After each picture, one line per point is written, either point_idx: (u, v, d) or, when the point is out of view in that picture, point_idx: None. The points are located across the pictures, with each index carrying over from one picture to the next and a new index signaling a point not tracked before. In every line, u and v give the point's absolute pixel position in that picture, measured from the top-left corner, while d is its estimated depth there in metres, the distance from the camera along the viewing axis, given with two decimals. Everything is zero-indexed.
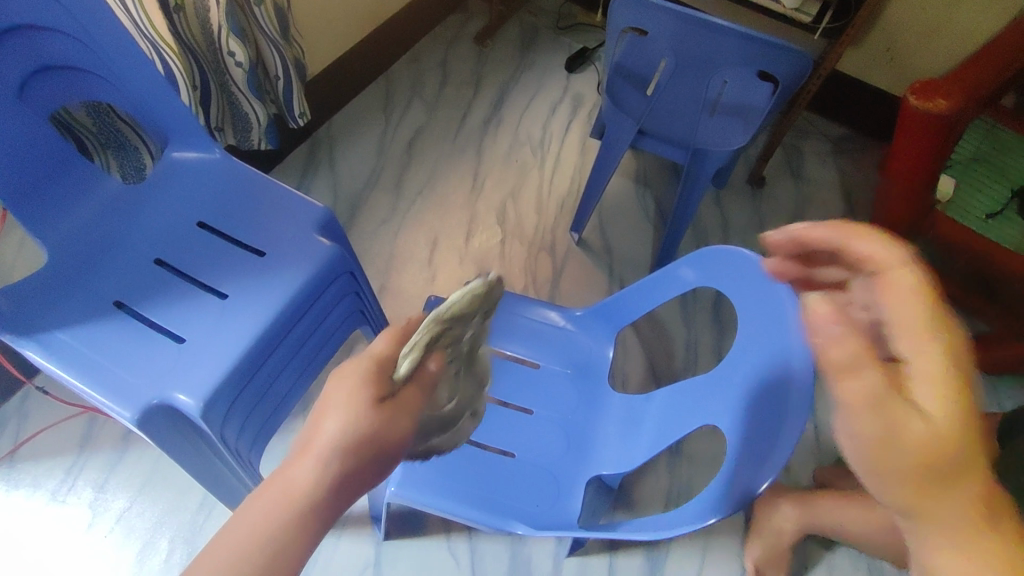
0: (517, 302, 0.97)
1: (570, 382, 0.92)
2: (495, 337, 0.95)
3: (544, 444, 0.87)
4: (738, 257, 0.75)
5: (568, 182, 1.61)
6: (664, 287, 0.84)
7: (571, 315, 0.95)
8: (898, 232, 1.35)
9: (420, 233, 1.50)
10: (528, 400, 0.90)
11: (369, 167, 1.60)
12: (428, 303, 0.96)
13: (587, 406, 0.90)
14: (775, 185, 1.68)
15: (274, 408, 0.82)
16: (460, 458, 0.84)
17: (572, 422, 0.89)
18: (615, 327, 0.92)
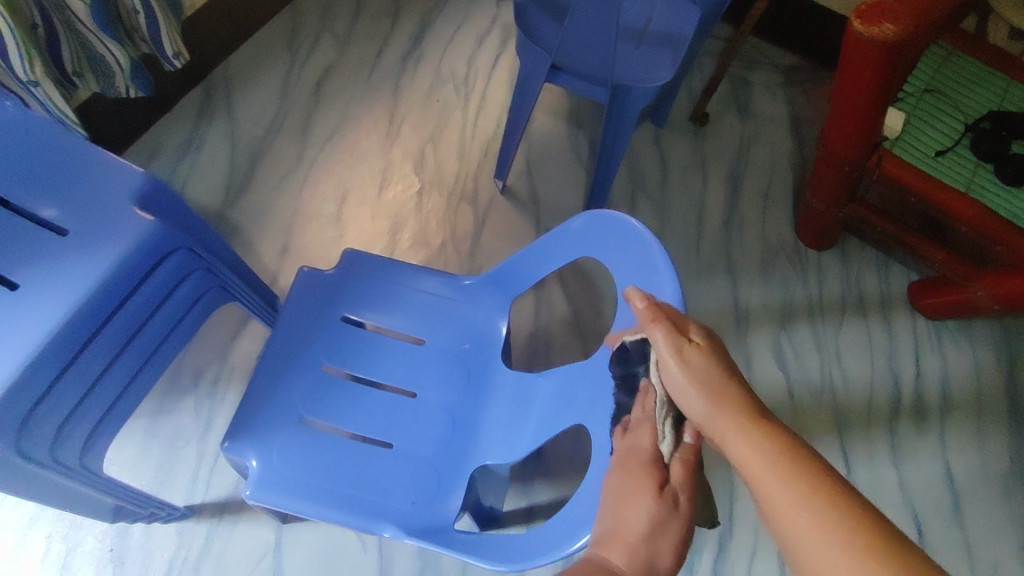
0: (402, 271, 0.87)
1: (459, 358, 0.84)
2: (376, 312, 0.85)
3: (427, 429, 0.80)
4: (627, 224, 0.67)
5: (495, 123, 1.46)
6: (551, 255, 0.76)
7: (461, 285, 0.86)
8: (843, 171, 1.24)
9: (328, 185, 1.37)
10: (410, 382, 0.82)
11: (271, 112, 1.43)
12: (301, 276, 0.86)
13: (475, 386, 0.82)
14: (720, 121, 1.55)
15: (111, 404, 0.73)
16: (328, 452, 0.76)
17: (458, 404, 0.81)
18: (508, 297, 0.84)
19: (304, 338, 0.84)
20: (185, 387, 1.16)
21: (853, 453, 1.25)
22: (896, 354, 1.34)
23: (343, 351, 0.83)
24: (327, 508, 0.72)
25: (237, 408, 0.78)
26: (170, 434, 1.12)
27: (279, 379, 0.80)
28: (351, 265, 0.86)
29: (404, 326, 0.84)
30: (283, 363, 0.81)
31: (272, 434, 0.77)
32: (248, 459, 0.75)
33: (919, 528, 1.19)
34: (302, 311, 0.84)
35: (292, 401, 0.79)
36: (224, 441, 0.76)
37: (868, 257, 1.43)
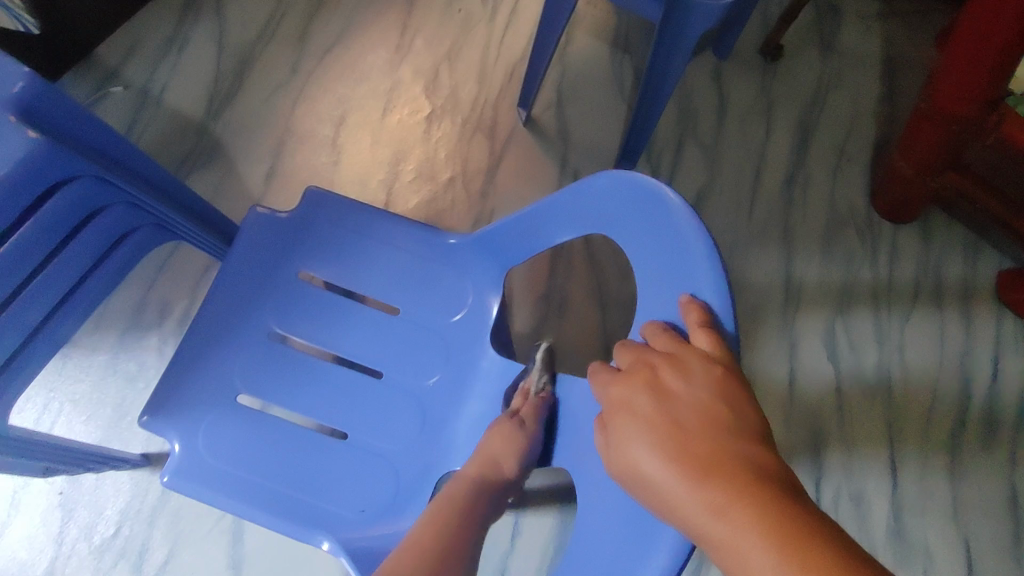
0: (375, 220, 0.71)
1: (437, 336, 0.69)
2: (338, 269, 0.70)
3: (392, 421, 0.66)
4: (658, 195, 0.50)
5: (524, 44, 1.23)
6: (555, 220, 0.60)
7: (446, 245, 0.70)
8: (947, 131, 1.00)
9: (326, 103, 1.18)
10: (374, 360, 0.68)
11: (266, 11, 1.23)
12: (253, 218, 0.72)
13: (453, 371, 0.68)
14: (796, 57, 1.29)
15: (20, 344, 0.63)
16: (268, 441, 0.64)
17: (431, 391, 0.67)
18: (502, 262, 0.68)
19: (254, 295, 0.70)
20: (150, 322, 1.04)
21: (902, 465, 1.07)
22: (971, 357, 1.13)
23: (297, 314, 0.69)
24: (255, 511, 0.60)
25: (164, 375, 0.66)
26: (130, 373, 1.00)
27: (218, 345, 0.68)
28: (313, 210, 0.71)
29: (369, 288, 0.70)
30: (221, 325, 0.68)
31: (203, 411, 0.65)
32: (171, 440, 0.64)
33: (969, 558, 1.02)
34: (253, 260, 0.71)
35: (236, 372, 0.67)
36: (142, 416, 0.64)
37: (953, 237, 1.19)
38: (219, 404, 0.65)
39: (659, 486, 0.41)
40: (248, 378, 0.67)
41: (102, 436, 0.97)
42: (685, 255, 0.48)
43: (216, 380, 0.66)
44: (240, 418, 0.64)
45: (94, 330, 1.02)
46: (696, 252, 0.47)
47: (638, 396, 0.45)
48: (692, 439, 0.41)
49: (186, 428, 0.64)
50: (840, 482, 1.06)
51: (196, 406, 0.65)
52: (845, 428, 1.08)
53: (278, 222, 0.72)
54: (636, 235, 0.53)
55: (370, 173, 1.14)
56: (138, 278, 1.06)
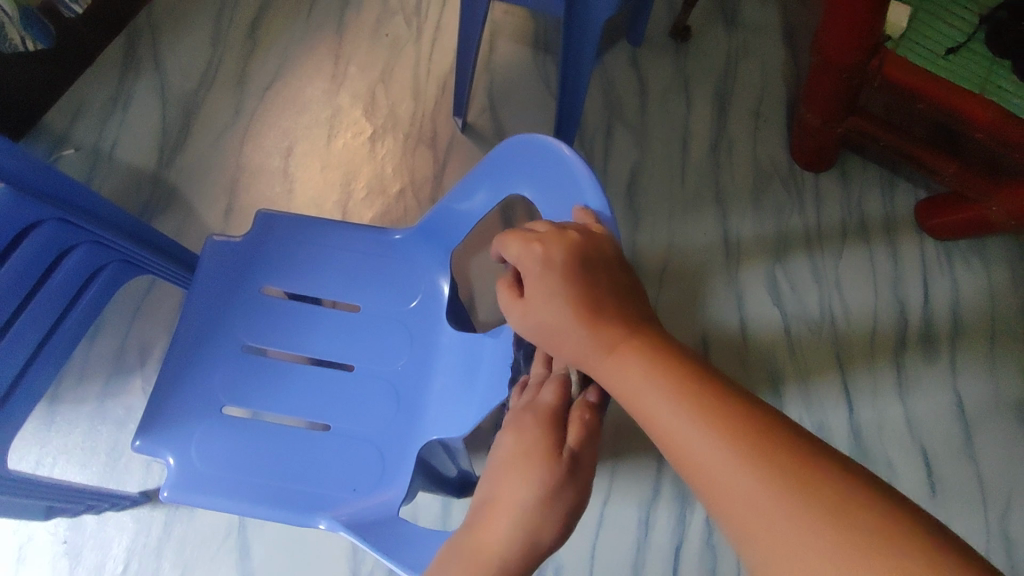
0: (323, 228, 0.77)
1: (399, 323, 0.75)
2: (296, 278, 0.76)
3: (368, 407, 0.72)
4: (557, 156, 0.57)
5: (451, 58, 1.31)
6: (481, 196, 0.67)
7: (392, 240, 0.77)
8: (842, 80, 1.10)
9: (272, 137, 1.24)
10: (342, 355, 0.74)
11: (203, 59, 1.30)
12: (208, 245, 0.77)
13: (418, 353, 0.74)
14: (704, 34, 1.39)
15: (8, 388, 0.67)
16: (257, 443, 0.69)
17: (400, 375, 0.73)
18: (445, 246, 0.75)
19: (223, 315, 0.75)
20: (131, 366, 1.08)
21: (856, 389, 1.15)
22: (902, 282, 1.22)
23: (265, 326, 0.75)
24: (254, 506, 0.65)
25: (150, 399, 0.71)
26: (119, 417, 1.04)
27: (196, 366, 0.73)
28: (264, 228, 0.77)
29: (328, 291, 0.76)
30: (197, 346, 0.74)
31: (192, 426, 0.70)
32: (166, 458, 0.68)
33: (928, 464, 1.11)
34: (216, 282, 0.76)
35: (217, 388, 0.72)
36: (135, 441, 0.69)
37: (870, 176, 1.29)
38: (206, 416, 0.70)
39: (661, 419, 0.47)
40: (230, 391, 0.72)
41: (99, 480, 1.01)
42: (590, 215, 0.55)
43: (199, 398, 0.71)
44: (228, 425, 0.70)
45: (77, 382, 1.06)
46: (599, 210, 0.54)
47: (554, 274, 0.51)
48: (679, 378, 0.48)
49: (178, 446, 0.69)
50: (802, 414, 1.13)
51: (185, 424, 0.70)
52: (799, 364, 1.16)
53: (235, 244, 0.77)
54: (550, 201, 0.60)
55: (323, 196, 1.20)
56: (115, 326, 1.10)
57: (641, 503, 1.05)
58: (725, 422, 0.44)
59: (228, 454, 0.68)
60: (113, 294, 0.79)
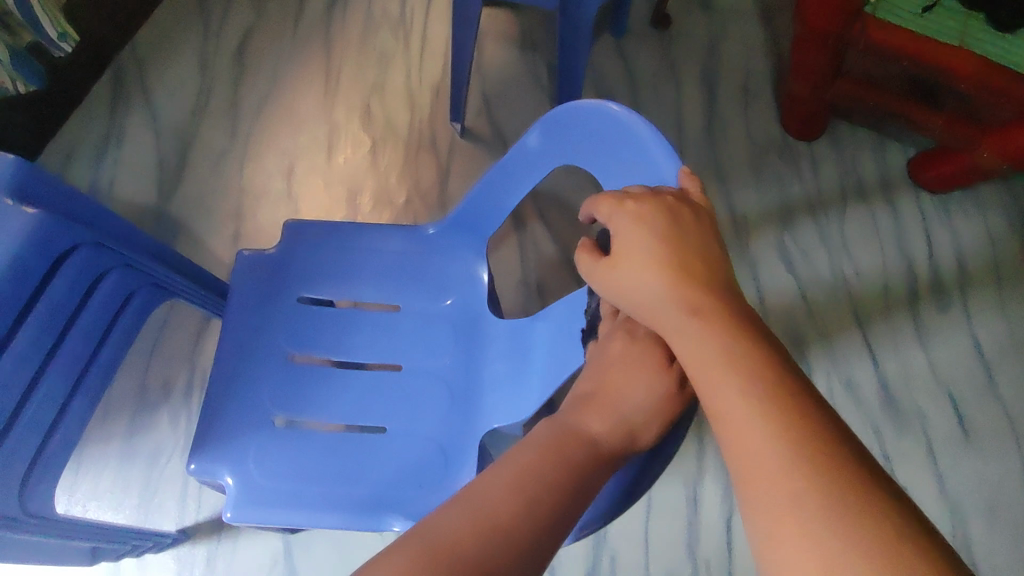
0: (354, 230, 0.77)
1: (442, 316, 0.75)
2: (333, 282, 0.75)
3: (424, 403, 0.71)
4: (601, 120, 0.57)
5: (441, 65, 1.33)
6: (520, 174, 0.67)
7: (426, 235, 0.77)
8: (827, 46, 1.13)
9: (271, 159, 1.24)
10: (389, 354, 0.73)
11: (193, 89, 1.29)
12: (240, 259, 0.76)
13: (466, 344, 0.74)
14: (684, 20, 1.43)
15: (52, 422, 0.65)
16: (315, 452, 0.67)
17: (450, 368, 0.72)
18: (480, 233, 0.75)
19: (262, 329, 0.74)
20: (155, 403, 1.05)
21: (878, 345, 1.17)
22: (906, 237, 1.25)
23: (307, 335, 0.73)
24: (323, 515, 0.64)
25: (199, 419, 0.69)
26: (147, 456, 1.01)
27: (242, 382, 0.71)
28: (294, 237, 0.77)
29: (368, 293, 0.75)
30: (241, 363, 0.72)
31: (246, 442, 0.68)
32: (224, 477, 0.67)
33: (957, 410, 1.13)
34: (251, 297, 0.75)
35: (267, 402, 0.70)
36: (191, 464, 0.67)
37: (861, 138, 1.33)
38: (260, 431, 0.69)
39: (742, 442, 0.41)
40: (280, 405, 0.70)
41: (134, 521, 0.98)
42: (654, 176, 0.54)
43: (250, 414, 0.70)
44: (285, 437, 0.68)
45: (101, 423, 1.03)
46: (664, 170, 0.53)
47: (649, 240, 0.48)
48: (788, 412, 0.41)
49: (237, 465, 0.67)
50: (830, 375, 1.15)
51: (239, 441, 0.68)
52: (821, 327, 1.18)
53: (267, 257, 0.76)
54: (603, 168, 0.60)
55: (330, 213, 1.20)
56: (133, 364, 1.07)
57: (687, 482, 1.05)
58: (805, 453, 0.39)
59: (287, 465, 0.67)
60: (145, 321, 0.77)
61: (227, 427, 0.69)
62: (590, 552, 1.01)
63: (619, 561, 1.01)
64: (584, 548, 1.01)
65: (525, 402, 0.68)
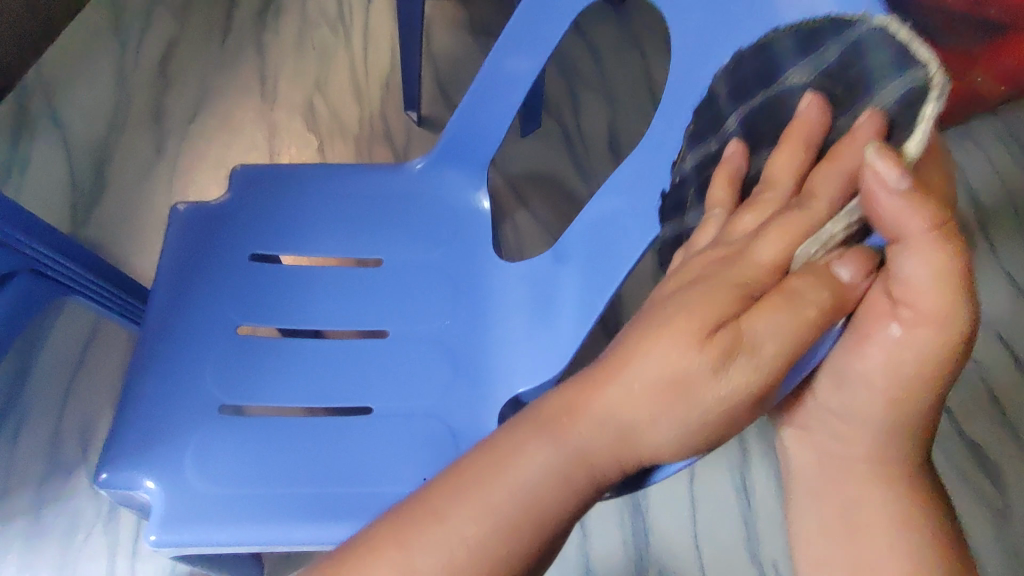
0: (319, 171, 0.61)
1: (437, 266, 0.59)
2: (294, 237, 0.59)
3: (423, 374, 0.54)
4: None
5: (389, 57, 1.21)
6: (518, 67, 0.54)
7: (412, 170, 0.62)
8: None
9: (205, 170, 1.08)
10: (372, 319, 0.56)
11: (109, 105, 1.14)
12: (177, 215, 0.60)
13: (471, 293, 0.58)
14: None
15: None
16: (276, 450, 0.50)
17: (455, 326, 0.56)
18: (476, 159, 0.61)
19: (200, 297, 0.57)
20: (71, 461, 0.84)
21: None
22: None
23: (261, 300, 0.57)
24: (291, 526, 0.47)
25: (116, 417, 0.52)
26: (64, 529, 0.80)
27: (174, 364, 0.54)
28: (245, 185, 0.61)
29: (339, 247, 0.59)
30: (172, 341, 0.55)
31: (180, 439, 0.51)
32: (146, 489, 0.49)
33: (1011, 350, 1.00)
34: (191, 256, 0.59)
35: (208, 387, 0.53)
36: (101, 474, 0.50)
37: None
38: (194, 429, 0.51)
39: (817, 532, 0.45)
40: (225, 391, 0.53)
41: None
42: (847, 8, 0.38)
43: (182, 406, 0.52)
44: (227, 434, 0.51)
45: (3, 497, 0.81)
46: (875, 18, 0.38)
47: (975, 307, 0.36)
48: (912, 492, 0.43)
49: (165, 470, 0.49)
50: None
51: (169, 441, 0.50)
52: None
53: (219, 208, 0.60)
54: None
55: None
56: (41, 417, 0.86)
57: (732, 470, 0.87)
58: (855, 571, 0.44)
59: (235, 469, 0.49)
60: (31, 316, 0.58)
61: (151, 430, 0.51)
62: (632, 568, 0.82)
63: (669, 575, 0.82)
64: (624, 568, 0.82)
65: (558, 353, 0.53)
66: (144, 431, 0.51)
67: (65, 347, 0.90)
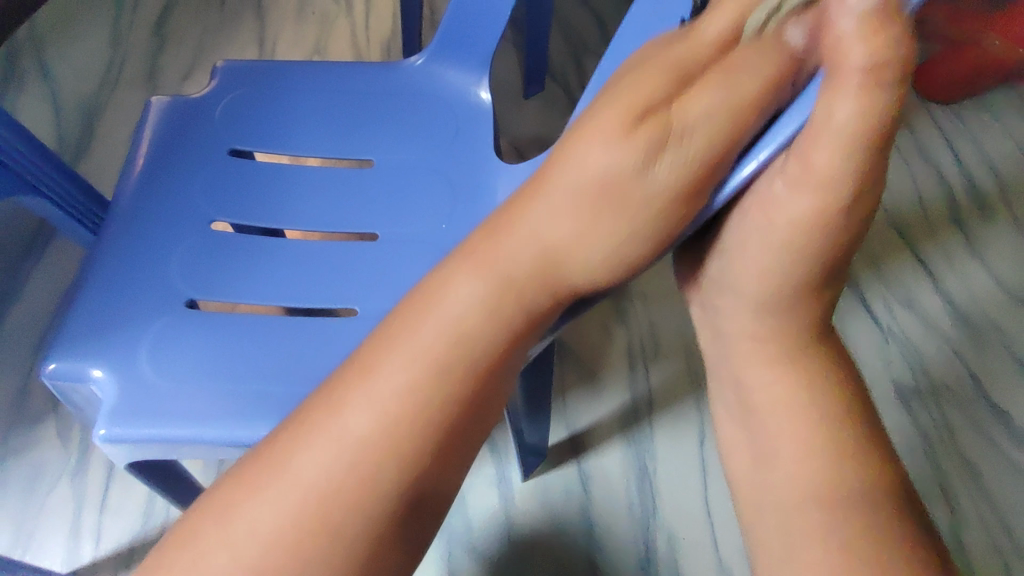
0: (310, 72, 0.61)
1: (429, 168, 0.56)
2: (280, 134, 0.57)
3: (410, 272, 0.51)
4: None
5: (390, 22, 1.18)
6: None
7: (405, 72, 0.61)
8: None
9: None
10: (358, 221, 0.53)
11: (102, 62, 1.11)
12: (159, 109, 0.58)
13: (465, 195, 0.55)
14: None
15: None
16: (244, 347, 0.47)
17: (446, 226, 0.54)
18: (471, 57, 0.60)
19: (175, 189, 0.54)
20: (38, 411, 0.78)
21: (928, 258, 1.00)
22: (928, 147, 1.11)
23: (238, 197, 0.54)
24: (251, 423, 0.44)
25: (72, 306, 0.48)
26: (25, 482, 0.74)
27: (139, 254, 0.51)
28: (233, 80, 0.60)
29: (328, 144, 0.57)
30: (140, 231, 0.52)
31: (139, 328, 0.47)
32: (97, 379, 0.46)
33: None
34: (169, 150, 0.56)
35: (175, 278, 0.50)
36: (50, 361, 0.46)
37: None
38: (157, 321, 0.48)
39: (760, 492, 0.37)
40: (191, 287, 0.50)
41: None
42: None
43: (144, 298, 0.49)
44: (192, 328, 0.48)
45: None
46: None
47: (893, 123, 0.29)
48: (850, 459, 0.35)
49: (120, 360, 0.46)
50: (886, 298, 0.97)
51: (127, 331, 0.47)
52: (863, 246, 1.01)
53: (201, 101, 0.59)
54: None
55: None
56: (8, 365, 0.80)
57: None
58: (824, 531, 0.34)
59: (196, 362, 0.46)
60: None
61: (110, 320, 0.48)
62: (636, 540, 0.76)
63: (676, 547, 0.76)
64: (625, 542, 0.76)
65: None
66: (100, 320, 0.48)
67: (41, 295, 0.85)
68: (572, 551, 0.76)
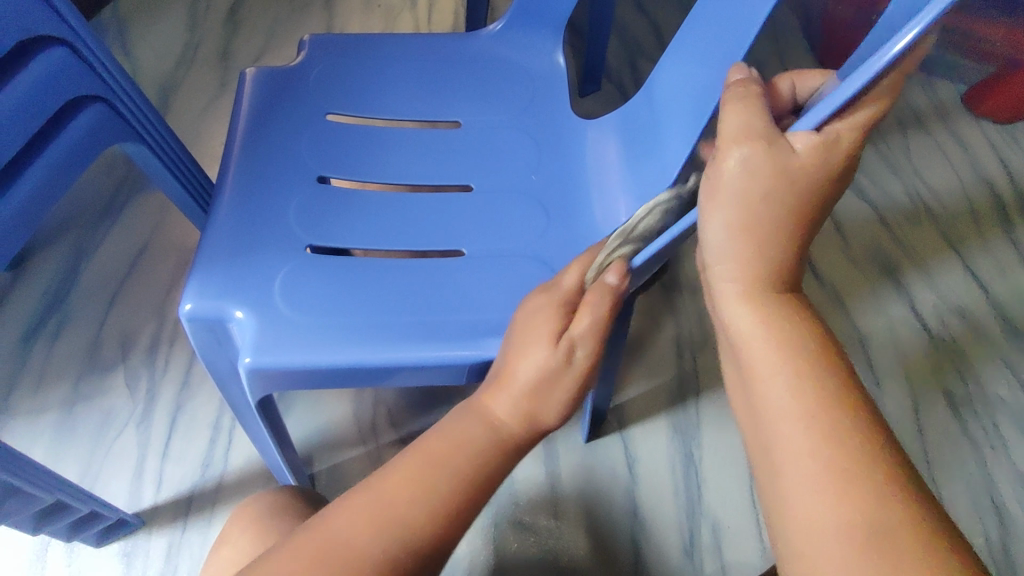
0: (393, 38, 0.64)
1: (518, 124, 0.59)
2: (372, 92, 0.60)
3: (510, 216, 0.53)
4: None
5: (453, 19, 1.22)
6: None
7: (485, 38, 0.64)
8: None
9: None
10: (454, 171, 0.56)
11: (180, 44, 1.17)
12: (250, 76, 0.60)
13: (551, 149, 0.58)
14: None
15: None
16: (370, 283, 0.48)
17: (537, 176, 0.56)
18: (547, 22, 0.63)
19: (280, 146, 0.56)
20: (109, 361, 0.82)
21: (977, 266, 1.00)
22: (978, 159, 1.12)
23: (342, 152, 0.56)
24: (393, 345, 0.45)
25: (200, 252, 0.49)
26: (94, 426, 0.77)
27: (256, 201, 0.52)
28: (321, 48, 0.62)
29: (420, 106, 0.60)
30: (253, 182, 0.53)
31: (266, 268, 0.48)
32: (235, 316, 0.46)
33: None
34: (269, 111, 0.58)
35: (293, 222, 0.51)
36: (185, 303, 0.47)
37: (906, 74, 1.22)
38: (282, 263, 0.49)
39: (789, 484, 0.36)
40: (309, 232, 0.51)
41: None
42: None
43: (266, 242, 0.50)
44: (320, 268, 0.49)
45: (35, 392, 0.79)
46: None
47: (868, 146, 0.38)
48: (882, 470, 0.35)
49: (257, 297, 0.47)
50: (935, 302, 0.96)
51: (261, 270, 0.48)
52: (912, 253, 1.01)
53: (293, 70, 0.61)
54: None
55: None
56: (82, 317, 0.84)
57: None
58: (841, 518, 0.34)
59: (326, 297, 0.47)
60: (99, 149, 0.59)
61: (240, 262, 0.49)
62: (682, 524, 0.76)
63: (721, 534, 0.76)
64: (673, 528, 0.76)
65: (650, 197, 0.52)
66: (231, 262, 0.49)
67: (116, 255, 0.89)
68: (618, 531, 0.76)
